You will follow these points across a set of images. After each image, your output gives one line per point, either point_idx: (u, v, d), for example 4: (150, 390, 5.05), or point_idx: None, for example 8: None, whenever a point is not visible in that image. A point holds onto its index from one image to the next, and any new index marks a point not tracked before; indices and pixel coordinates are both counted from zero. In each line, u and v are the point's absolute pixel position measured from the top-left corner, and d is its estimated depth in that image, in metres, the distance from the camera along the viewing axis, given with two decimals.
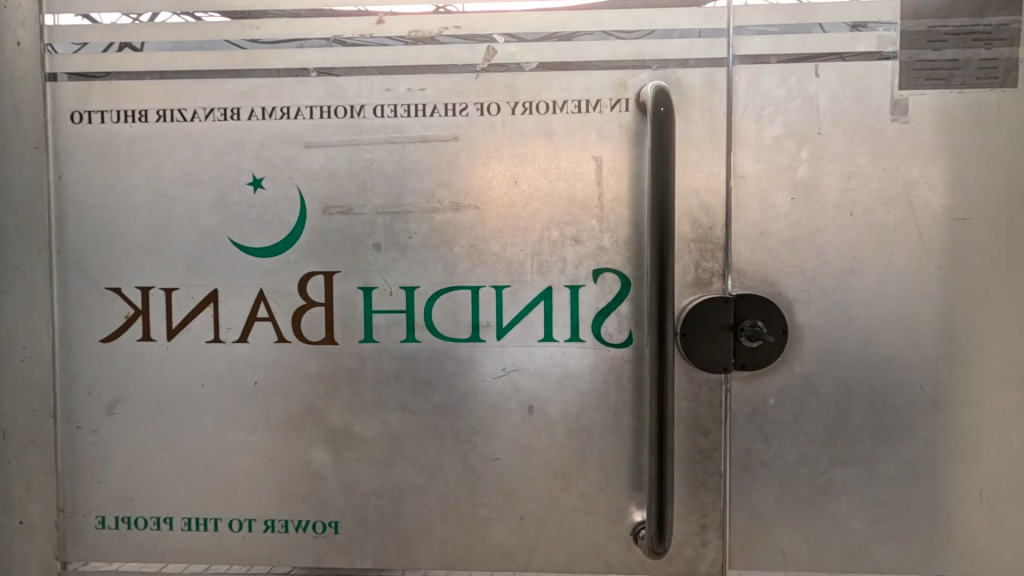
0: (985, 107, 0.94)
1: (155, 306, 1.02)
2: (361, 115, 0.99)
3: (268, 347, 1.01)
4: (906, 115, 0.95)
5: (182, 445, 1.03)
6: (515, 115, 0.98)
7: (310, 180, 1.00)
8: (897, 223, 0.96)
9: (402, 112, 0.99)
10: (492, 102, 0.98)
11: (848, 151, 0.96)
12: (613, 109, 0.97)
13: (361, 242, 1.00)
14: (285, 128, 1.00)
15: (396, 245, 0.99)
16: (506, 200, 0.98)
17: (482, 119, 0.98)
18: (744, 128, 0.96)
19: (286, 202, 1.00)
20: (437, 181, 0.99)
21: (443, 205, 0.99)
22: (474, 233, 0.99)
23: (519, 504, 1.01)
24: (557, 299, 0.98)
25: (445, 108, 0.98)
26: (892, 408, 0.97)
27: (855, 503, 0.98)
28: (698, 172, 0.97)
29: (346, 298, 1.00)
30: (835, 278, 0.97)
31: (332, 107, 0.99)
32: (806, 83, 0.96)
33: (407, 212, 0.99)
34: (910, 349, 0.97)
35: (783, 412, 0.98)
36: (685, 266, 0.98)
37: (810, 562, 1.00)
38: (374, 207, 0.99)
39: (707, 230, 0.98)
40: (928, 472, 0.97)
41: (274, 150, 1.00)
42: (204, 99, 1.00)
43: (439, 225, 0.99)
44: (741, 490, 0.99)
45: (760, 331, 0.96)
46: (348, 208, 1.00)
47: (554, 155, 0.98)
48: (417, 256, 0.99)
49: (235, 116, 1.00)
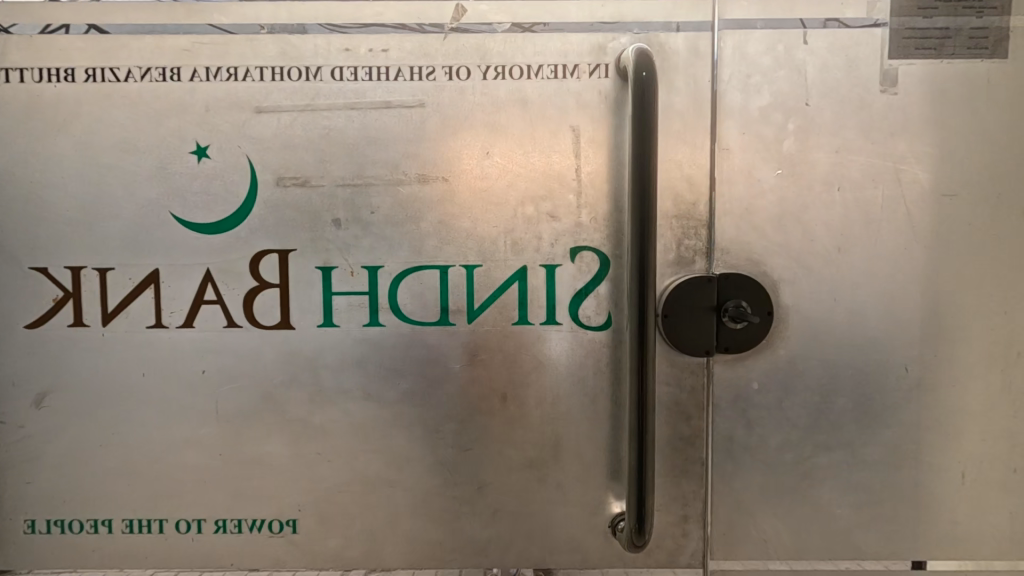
0: (974, 79, 0.91)
1: (88, 288, 0.92)
2: (317, 78, 0.90)
3: (217, 333, 0.93)
4: (895, 86, 0.91)
5: (122, 440, 0.94)
6: (486, 80, 0.90)
7: (262, 149, 0.91)
8: (885, 200, 0.92)
9: (363, 75, 0.90)
10: (462, 65, 0.90)
11: (836, 123, 0.92)
12: (592, 75, 0.90)
13: (319, 218, 0.91)
14: (232, 91, 0.90)
15: (358, 221, 0.91)
16: (477, 173, 0.91)
17: (450, 84, 0.90)
18: (729, 97, 0.91)
19: (234, 173, 0.91)
20: (402, 152, 0.91)
21: (409, 177, 0.91)
22: (442, 209, 0.91)
23: (492, 496, 0.95)
24: (531, 279, 0.92)
25: (411, 71, 0.90)
26: (877, 391, 0.94)
27: (839, 489, 0.95)
28: (682, 143, 0.91)
29: (302, 278, 0.92)
30: (821, 258, 0.93)
31: (285, 68, 0.90)
32: (794, 51, 0.91)
33: (369, 185, 0.91)
34: (897, 330, 0.94)
35: (767, 397, 0.94)
36: (667, 243, 0.93)
37: (793, 550, 0.96)
38: (333, 179, 0.91)
39: (690, 206, 0.92)
40: (911, 456, 0.95)
41: (221, 115, 0.90)
42: (139, 57, 0.90)
43: (404, 199, 0.91)
44: (724, 477, 0.95)
45: (744, 312, 0.91)
46: (304, 180, 0.91)
47: (530, 124, 0.91)
48: (381, 233, 0.92)
49: (175, 77, 0.90)
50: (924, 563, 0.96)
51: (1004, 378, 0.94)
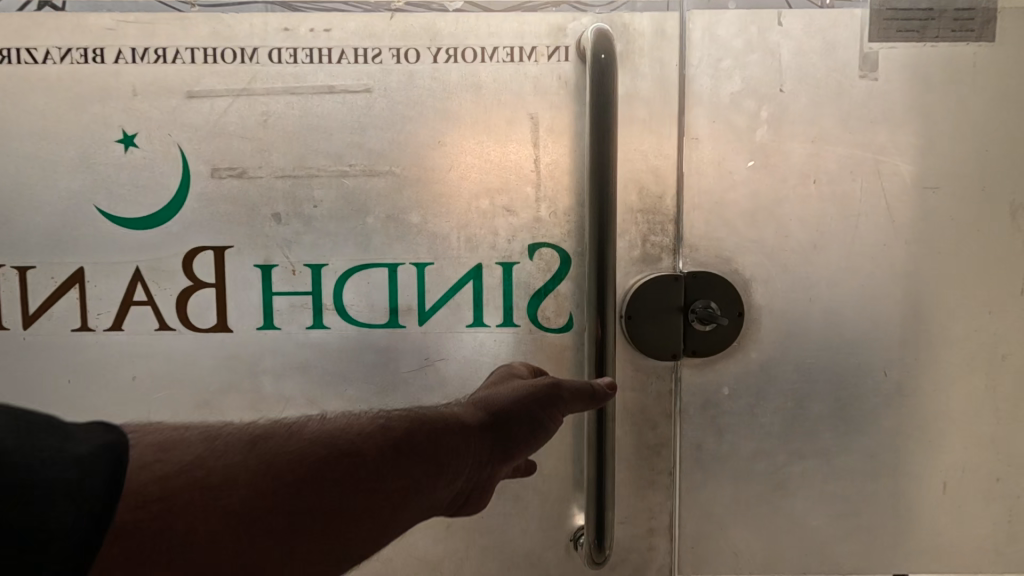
0: (959, 63, 0.85)
1: (7, 288, 0.85)
2: (254, 60, 0.83)
3: (149, 336, 0.86)
4: (874, 71, 0.85)
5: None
6: (437, 63, 0.84)
7: (194, 138, 0.84)
8: (863, 193, 0.87)
9: (303, 57, 0.83)
10: (410, 47, 0.83)
11: (813, 111, 0.86)
12: (551, 58, 0.84)
13: (258, 212, 0.85)
14: (161, 74, 0.83)
15: (299, 215, 0.85)
16: (428, 164, 0.85)
17: (398, 67, 0.84)
18: (698, 83, 0.85)
19: (164, 162, 0.84)
20: (347, 141, 0.84)
21: (354, 168, 0.85)
22: (391, 202, 0.85)
23: None
24: (487, 279, 0.86)
25: (356, 54, 0.84)
26: (855, 396, 0.89)
27: (814, 499, 0.90)
28: (647, 132, 0.85)
29: (240, 277, 0.85)
30: (796, 255, 0.87)
31: (218, 49, 0.83)
32: (768, 33, 0.85)
33: (312, 177, 0.85)
34: (875, 332, 0.88)
35: (738, 402, 0.89)
36: (632, 240, 0.87)
37: (765, 563, 0.91)
38: (272, 171, 0.84)
39: (656, 199, 0.86)
40: (890, 464, 0.90)
41: (149, 100, 0.83)
42: (58, 37, 0.83)
43: (349, 192, 0.85)
44: (692, 488, 0.90)
45: (713, 314, 0.86)
46: (241, 170, 0.84)
47: (484, 111, 0.84)
48: (324, 228, 0.85)
49: (98, 59, 0.83)
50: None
51: (988, 382, 0.89)
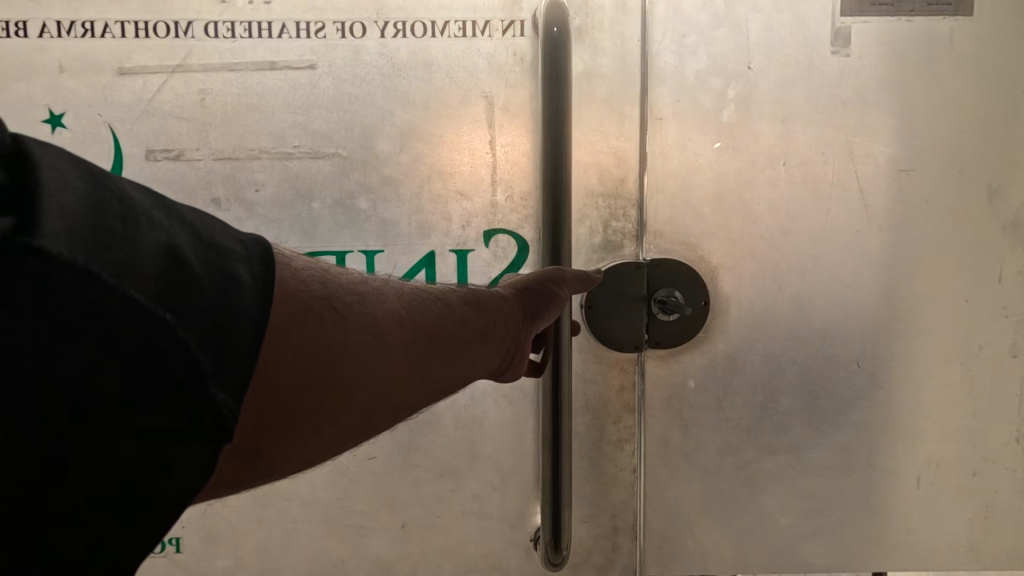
0: (935, 39, 0.81)
1: None
2: (188, 34, 0.78)
3: None
4: (847, 47, 0.81)
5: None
6: (384, 38, 0.79)
7: (126, 118, 0.79)
8: (835, 176, 0.83)
9: (241, 31, 0.78)
10: (355, 21, 0.78)
11: (782, 90, 0.82)
12: (506, 32, 0.79)
13: (195, 197, 0.80)
14: (89, 49, 0.78)
15: (240, 200, 0.80)
16: (377, 146, 0.80)
17: (343, 42, 0.79)
18: (662, 60, 0.81)
19: (96, 144, 0.79)
20: (291, 122, 0.80)
21: (299, 151, 0.80)
22: (337, 187, 0.80)
23: (401, 509, 0.85)
24: (440, 266, 0.82)
25: (298, 29, 0.78)
26: (826, 388, 0.85)
27: (783, 495, 0.87)
28: (608, 112, 0.81)
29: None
30: (765, 241, 0.83)
31: (150, 22, 0.78)
32: (735, 7, 0.80)
33: (253, 160, 0.80)
34: (847, 321, 0.84)
35: (704, 395, 0.85)
36: (593, 225, 0.83)
37: (733, 562, 0.88)
38: (211, 153, 0.80)
39: (618, 183, 0.82)
40: (862, 458, 0.86)
41: (77, 77, 0.78)
42: None
43: (293, 176, 0.80)
44: (657, 485, 0.86)
45: (674, 302, 0.82)
46: (177, 152, 0.80)
47: (435, 89, 0.80)
48: (267, 214, 0.80)
49: (19, 32, 0.77)
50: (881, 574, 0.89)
51: (964, 373, 0.85)
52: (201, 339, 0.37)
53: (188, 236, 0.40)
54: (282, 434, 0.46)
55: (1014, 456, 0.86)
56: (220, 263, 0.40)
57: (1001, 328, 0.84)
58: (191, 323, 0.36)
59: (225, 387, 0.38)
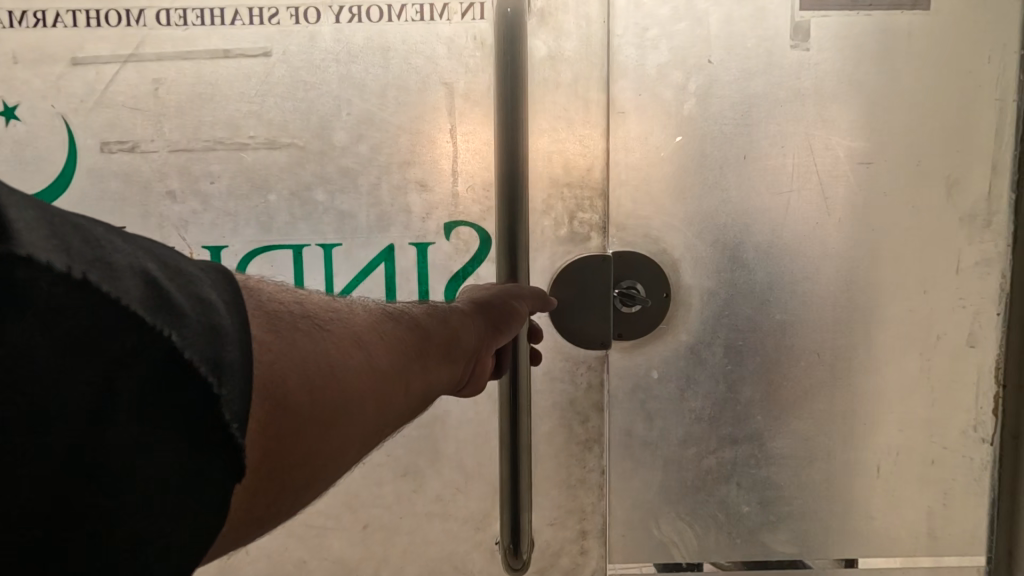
0: (894, 34, 0.82)
1: None
2: (142, 23, 0.78)
3: None
4: (806, 42, 0.82)
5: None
6: (340, 23, 0.79)
7: (80, 110, 0.78)
8: (795, 167, 0.84)
9: (195, 19, 0.78)
10: (309, 6, 0.78)
11: (742, 83, 0.82)
12: (465, 16, 0.79)
13: (149, 190, 0.80)
14: (41, 39, 0.77)
15: (196, 193, 0.80)
16: (334, 136, 0.80)
17: (298, 28, 0.78)
18: (624, 54, 0.81)
19: (49, 138, 0.78)
20: (246, 111, 0.79)
21: (255, 141, 0.80)
22: (294, 178, 0.80)
23: (363, 510, 0.85)
24: (400, 260, 0.82)
25: (253, 15, 0.78)
26: (787, 378, 0.86)
27: (746, 484, 0.88)
28: (572, 99, 0.82)
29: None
30: (726, 234, 0.84)
31: (102, 11, 0.77)
32: (696, 2, 0.81)
33: (208, 151, 0.80)
34: (806, 312, 0.85)
35: (667, 386, 0.86)
36: (557, 218, 0.83)
37: (697, 551, 0.89)
38: (166, 145, 0.79)
39: (584, 173, 0.83)
40: (824, 448, 0.87)
41: (30, 68, 0.78)
42: None
43: (250, 167, 0.80)
44: (621, 475, 0.87)
45: (637, 295, 0.84)
46: (132, 145, 0.79)
47: (393, 76, 0.80)
48: (224, 207, 0.80)
49: None
50: (855, 561, 0.90)
51: (922, 363, 0.86)
52: (211, 360, 0.33)
53: (167, 257, 0.36)
54: (288, 476, 0.39)
55: (971, 444, 0.87)
56: (205, 282, 0.36)
57: (959, 319, 0.85)
58: (196, 342, 0.32)
59: (240, 418, 0.34)
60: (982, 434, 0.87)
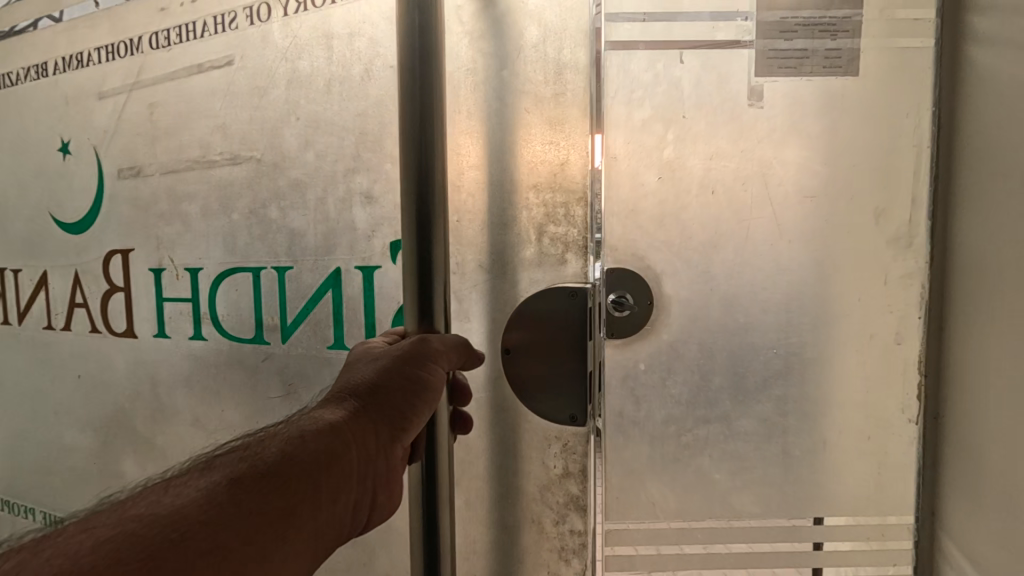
0: (830, 95, 1.03)
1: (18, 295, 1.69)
2: (139, 51, 1.41)
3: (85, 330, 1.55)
4: (760, 101, 1.03)
5: (54, 423, 1.63)
6: (292, 15, 1.21)
7: (136, 154, 1.43)
8: (753, 199, 1.05)
9: (174, 37, 1.36)
10: (266, 10, 1.24)
11: (709, 133, 1.04)
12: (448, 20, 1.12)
13: (157, 220, 1.42)
14: (89, 76, 1.48)
15: (202, 213, 1.35)
16: (286, 136, 1.24)
17: (255, 24, 1.25)
18: (615, 110, 1.04)
19: (84, 163, 1.51)
20: (216, 125, 1.32)
21: (222, 155, 1.31)
22: (251, 192, 1.28)
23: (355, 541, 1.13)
24: (351, 287, 1.20)
25: (220, 22, 1.29)
26: (749, 369, 1.07)
27: (717, 456, 1.08)
28: (553, 106, 1.08)
29: (140, 274, 1.45)
30: (699, 252, 1.05)
31: (115, 46, 1.44)
32: (672, 68, 1.02)
33: (190, 169, 1.35)
34: (764, 316, 1.06)
35: (651, 376, 1.07)
36: (535, 229, 1.09)
37: (676, 511, 1.09)
38: (160, 167, 1.39)
39: (568, 180, 1.08)
40: (779, 428, 1.08)
41: (110, 99, 1.46)
42: (52, 52, 1.54)
43: (241, 168, 1.29)
44: (616, 447, 1.08)
45: (627, 302, 1.05)
46: (136, 171, 1.44)
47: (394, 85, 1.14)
48: (216, 232, 1.32)
49: (55, 69, 1.53)
50: (821, 519, 1.09)
51: (859, 358, 1.06)
52: None
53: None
54: None
55: (901, 423, 1.06)
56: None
57: (887, 320, 1.05)
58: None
59: None
60: (909, 415, 1.06)
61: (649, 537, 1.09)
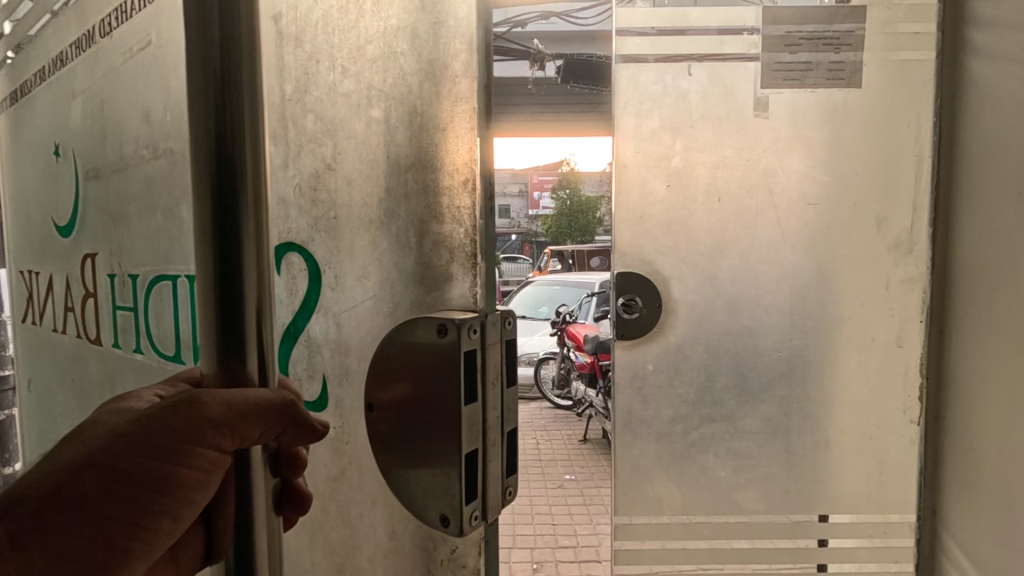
0: (834, 106, 1.06)
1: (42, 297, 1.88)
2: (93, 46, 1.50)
3: (78, 327, 1.69)
4: (766, 111, 1.07)
5: (61, 413, 1.78)
6: None
7: (99, 147, 1.52)
8: (757, 207, 1.08)
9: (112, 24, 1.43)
10: None
11: (716, 143, 1.08)
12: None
13: (111, 219, 1.51)
14: (68, 75, 1.61)
15: (137, 209, 1.41)
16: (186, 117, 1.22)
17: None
18: (626, 120, 1.07)
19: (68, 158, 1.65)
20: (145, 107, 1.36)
21: (146, 146, 1.36)
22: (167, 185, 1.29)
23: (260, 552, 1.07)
24: None
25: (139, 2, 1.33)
26: (754, 370, 1.11)
27: (722, 454, 1.12)
28: (453, 81, 0.92)
29: (103, 279, 1.57)
30: (705, 257, 1.09)
31: (80, 45, 1.55)
32: (679, 81, 1.07)
33: (128, 160, 1.42)
34: (769, 318, 1.10)
35: (660, 375, 1.11)
36: (432, 218, 0.94)
37: (684, 506, 1.13)
38: (112, 161, 1.48)
39: (468, 165, 0.92)
40: (784, 427, 1.11)
41: (83, 96, 1.57)
42: (48, 58, 1.70)
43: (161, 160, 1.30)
44: (625, 444, 1.12)
45: (636, 305, 1.09)
46: (97, 170, 1.55)
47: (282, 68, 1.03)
48: (149, 229, 1.37)
49: (49, 72, 1.70)
50: (825, 516, 1.12)
51: (861, 360, 1.09)
52: None
53: None
54: None
55: (903, 424, 1.09)
56: None
57: (889, 323, 1.08)
58: None
59: None
60: (911, 416, 1.09)
61: (656, 531, 1.14)
